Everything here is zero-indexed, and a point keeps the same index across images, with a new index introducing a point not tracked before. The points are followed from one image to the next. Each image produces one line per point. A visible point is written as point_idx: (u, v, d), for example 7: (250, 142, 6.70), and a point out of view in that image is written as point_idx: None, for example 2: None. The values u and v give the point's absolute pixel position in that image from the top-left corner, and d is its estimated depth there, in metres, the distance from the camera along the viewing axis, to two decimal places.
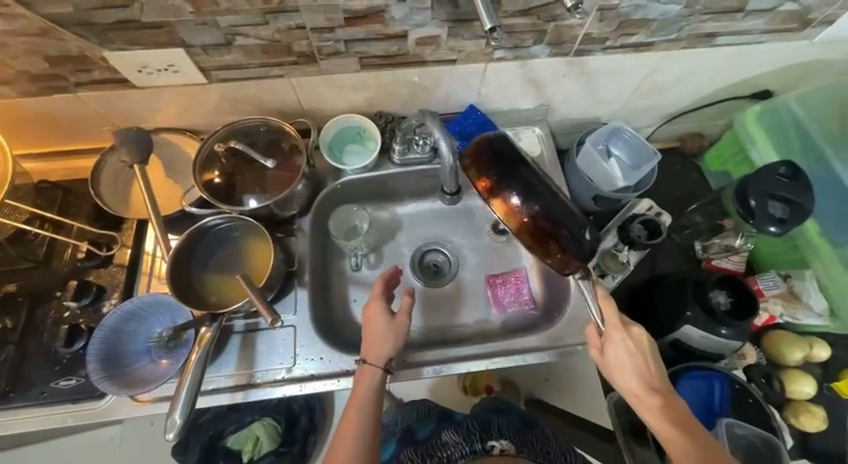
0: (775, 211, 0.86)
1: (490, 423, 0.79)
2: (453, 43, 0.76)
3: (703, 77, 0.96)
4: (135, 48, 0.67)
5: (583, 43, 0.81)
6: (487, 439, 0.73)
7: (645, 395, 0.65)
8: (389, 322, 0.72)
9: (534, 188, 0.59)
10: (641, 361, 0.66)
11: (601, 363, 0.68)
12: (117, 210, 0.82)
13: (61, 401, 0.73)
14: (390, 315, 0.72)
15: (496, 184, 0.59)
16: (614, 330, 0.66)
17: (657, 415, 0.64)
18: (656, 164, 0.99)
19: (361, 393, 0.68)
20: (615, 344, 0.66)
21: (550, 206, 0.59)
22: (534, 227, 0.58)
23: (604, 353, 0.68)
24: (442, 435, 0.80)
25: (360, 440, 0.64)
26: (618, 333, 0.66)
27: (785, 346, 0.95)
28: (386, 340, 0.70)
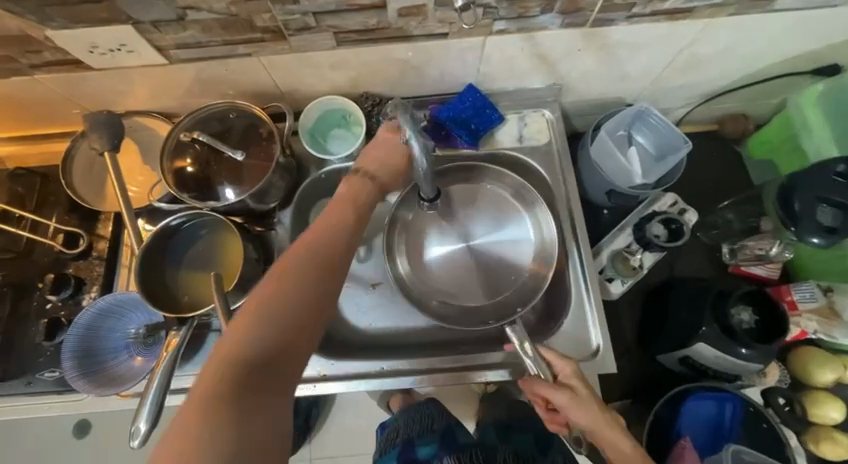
0: (825, 218, 0.73)
1: (496, 452, 0.77)
2: (442, 13, 0.64)
3: (754, 49, 0.79)
4: (80, 26, 0.60)
5: (605, 9, 0.66)
6: None
7: (611, 427, 0.63)
8: (374, 186, 0.68)
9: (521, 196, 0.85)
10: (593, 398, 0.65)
11: (564, 404, 0.64)
12: (90, 201, 0.79)
13: (48, 392, 0.74)
14: (372, 185, 0.67)
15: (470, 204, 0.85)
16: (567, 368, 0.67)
17: (625, 441, 0.62)
18: (686, 154, 0.85)
19: (313, 249, 0.54)
20: (567, 372, 0.67)
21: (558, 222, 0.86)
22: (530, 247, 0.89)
23: (572, 388, 0.66)
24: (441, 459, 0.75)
25: (309, 286, 0.51)
26: (570, 369, 0.67)
27: (813, 366, 0.85)
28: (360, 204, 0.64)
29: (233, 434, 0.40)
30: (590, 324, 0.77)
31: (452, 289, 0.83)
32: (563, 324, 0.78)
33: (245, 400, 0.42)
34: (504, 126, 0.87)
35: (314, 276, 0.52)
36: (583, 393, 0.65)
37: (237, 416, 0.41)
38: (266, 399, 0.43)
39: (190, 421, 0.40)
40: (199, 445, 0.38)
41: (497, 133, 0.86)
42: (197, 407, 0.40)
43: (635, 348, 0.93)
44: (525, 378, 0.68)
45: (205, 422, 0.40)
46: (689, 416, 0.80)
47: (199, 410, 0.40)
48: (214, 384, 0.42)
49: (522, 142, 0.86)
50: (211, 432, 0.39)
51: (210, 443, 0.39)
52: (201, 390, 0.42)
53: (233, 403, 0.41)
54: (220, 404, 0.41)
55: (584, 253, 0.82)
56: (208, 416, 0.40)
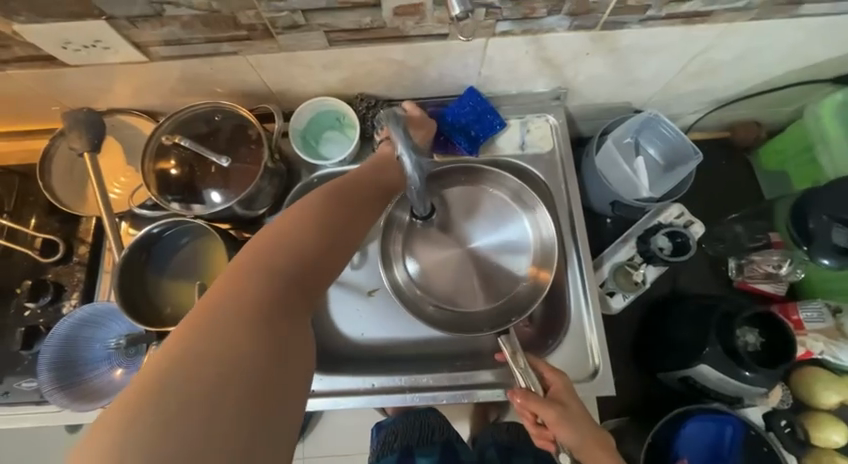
0: (839, 238, 0.69)
1: None
2: (442, 13, 0.59)
3: (773, 55, 0.74)
4: (50, 20, 0.56)
5: (617, 12, 0.61)
6: None
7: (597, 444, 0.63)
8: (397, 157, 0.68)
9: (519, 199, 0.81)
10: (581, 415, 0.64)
11: (553, 421, 0.62)
12: (70, 204, 0.75)
13: (26, 402, 0.71)
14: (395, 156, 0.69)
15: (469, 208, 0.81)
16: (557, 387, 0.65)
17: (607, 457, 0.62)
18: (696, 166, 0.81)
19: (341, 199, 0.57)
20: (558, 386, 0.65)
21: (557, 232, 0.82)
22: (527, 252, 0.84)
23: (564, 404, 0.63)
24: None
25: (336, 225, 0.54)
26: (560, 386, 0.65)
27: (817, 388, 0.82)
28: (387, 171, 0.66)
29: (250, 335, 0.41)
30: (590, 343, 0.75)
31: (448, 295, 0.79)
32: (561, 342, 0.75)
33: (266, 308, 0.43)
34: (506, 132, 0.83)
35: (340, 217, 0.55)
36: (574, 409, 0.63)
37: (256, 321, 0.42)
38: (286, 313, 0.44)
39: (209, 314, 0.40)
40: (218, 337, 0.39)
41: (498, 140, 0.82)
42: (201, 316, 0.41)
43: (634, 362, 0.92)
44: (516, 390, 0.64)
45: (200, 341, 0.39)
46: (686, 441, 0.78)
47: (219, 308, 0.41)
48: (238, 289, 0.43)
49: (524, 149, 0.82)
50: (222, 333, 0.40)
51: (229, 337, 0.40)
52: (223, 289, 0.43)
53: (246, 315, 0.42)
54: (241, 308, 0.42)
55: (584, 262, 0.78)
56: (229, 314, 0.41)
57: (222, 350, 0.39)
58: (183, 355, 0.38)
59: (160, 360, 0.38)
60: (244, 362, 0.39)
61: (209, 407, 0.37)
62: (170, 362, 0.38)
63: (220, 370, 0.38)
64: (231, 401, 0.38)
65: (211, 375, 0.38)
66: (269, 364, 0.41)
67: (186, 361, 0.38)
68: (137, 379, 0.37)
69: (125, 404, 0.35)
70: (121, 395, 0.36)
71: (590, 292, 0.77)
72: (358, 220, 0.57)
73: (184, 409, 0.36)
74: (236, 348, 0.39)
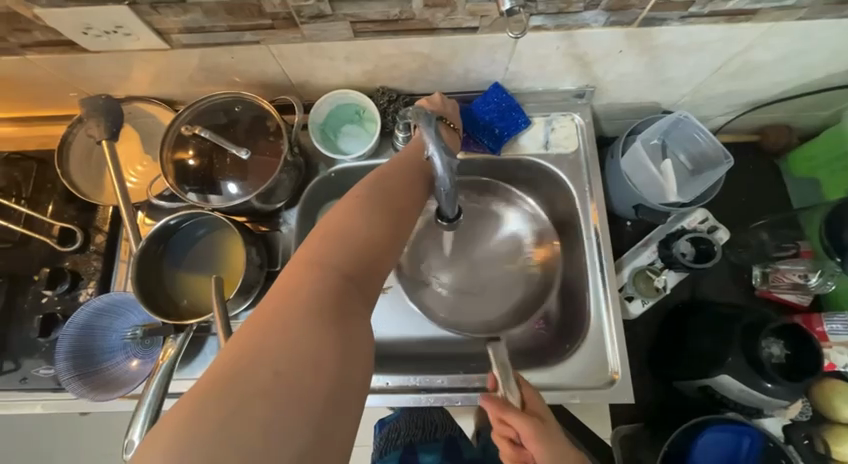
0: None
1: None
2: (474, 6, 0.57)
3: (817, 57, 0.71)
4: (71, 4, 0.55)
5: (657, 8, 0.59)
6: None
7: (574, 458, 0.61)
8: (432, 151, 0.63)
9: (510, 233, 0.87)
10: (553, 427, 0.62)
11: (527, 432, 0.58)
12: (87, 193, 0.75)
13: (44, 388, 0.72)
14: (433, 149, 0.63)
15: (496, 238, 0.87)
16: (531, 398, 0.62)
17: None
18: (726, 171, 0.78)
19: (395, 196, 0.54)
20: (536, 403, 0.62)
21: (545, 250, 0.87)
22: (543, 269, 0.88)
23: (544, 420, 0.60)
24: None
25: (391, 222, 0.52)
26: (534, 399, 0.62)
27: (839, 401, 0.80)
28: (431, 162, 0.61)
29: (316, 336, 0.40)
30: (609, 349, 0.73)
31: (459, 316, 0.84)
32: (579, 348, 0.74)
33: (329, 309, 0.42)
34: (530, 130, 0.81)
35: (394, 213, 0.53)
36: (551, 427, 0.60)
37: (320, 323, 0.41)
38: (347, 313, 0.44)
39: (272, 314, 0.40)
40: (284, 339, 0.39)
41: (521, 138, 0.80)
42: (263, 319, 0.40)
43: (650, 368, 0.91)
44: (491, 396, 0.60)
45: (264, 345, 0.38)
46: (703, 451, 0.76)
47: (281, 311, 0.41)
48: (300, 290, 0.42)
49: (548, 149, 0.80)
50: (284, 335, 0.39)
51: (294, 340, 0.39)
52: (285, 290, 0.42)
53: (305, 317, 0.41)
54: (307, 309, 0.41)
55: (606, 265, 0.76)
56: (291, 314, 0.40)
57: (290, 350, 0.39)
58: (253, 354, 0.38)
59: (228, 360, 0.38)
60: (312, 363, 0.39)
61: (277, 409, 0.36)
62: (241, 360, 0.38)
63: (288, 370, 0.38)
64: (302, 398, 0.37)
65: (280, 375, 0.37)
66: (336, 363, 0.40)
67: (257, 361, 0.38)
68: (207, 374, 0.37)
69: (195, 403, 0.35)
70: (193, 391, 0.36)
71: (611, 296, 0.75)
72: (406, 212, 0.55)
73: (256, 407, 0.36)
74: (303, 350, 0.39)
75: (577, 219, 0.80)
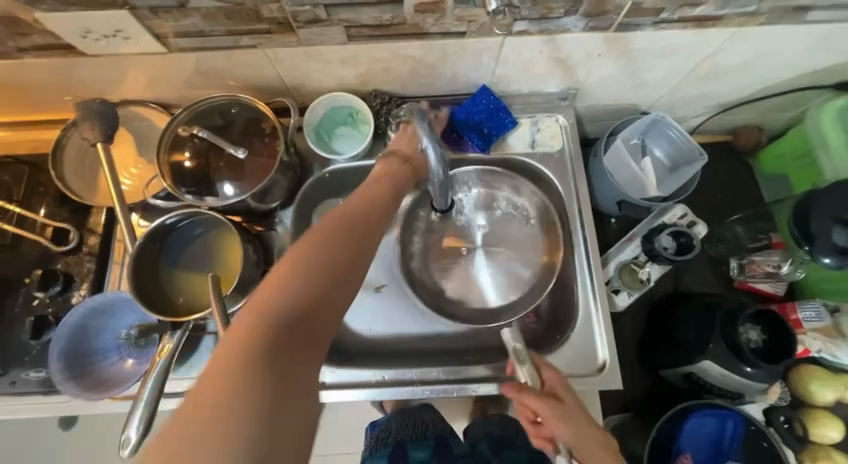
0: (841, 239, 0.71)
1: None
2: (462, 12, 0.60)
3: (779, 61, 0.76)
4: (72, 9, 0.56)
5: (632, 14, 0.63)
6: None
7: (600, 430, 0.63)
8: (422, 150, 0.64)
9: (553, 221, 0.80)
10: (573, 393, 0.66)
11: (556, 413, 0.60)
12: (81, 194, 0.75)
13: (33, 391, 0.71)
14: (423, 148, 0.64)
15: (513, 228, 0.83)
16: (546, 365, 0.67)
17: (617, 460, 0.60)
18: (701, 167, 0.83)
19: (376, 192, 0.55)
20: (556, 380, 0.65)
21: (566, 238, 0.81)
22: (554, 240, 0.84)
23: (559, 397, 0.63)
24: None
25: (373, 214, 0.52)
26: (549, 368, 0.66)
27: (814, 384, 0.85)
28: (415, 159, 0.62)
29: (271, 388, 0.37)
30: (597, 338, 0.76)
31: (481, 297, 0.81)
32: (569, 337, 0.77)
33: (284, 355, 0.39)
34: (515, 131, 0.84)
35: (355, 238, 0.48)
36: (572, 405, 0.62)
37: (273, 373, 0.38)
38: (305, 357, 0.40)
39: (222, 366, 0.36)
40: (235, 391, 0.35)
41: (509, 137, 0.84)
42: (211, 370, 0.36)
43: (638, 359, 0.94)
44: (509, 385, 0.63)
45: (213, 402, 0.35)
46: (689, 434, 0.80)
47: (232, 360, 0.37)
48: (274, 288, 0.41)
49: (534, 148, 0.84)
50: (235, 390, 0.36)
51: (247, 394, 0.36)
52: (235, 335, 0.38)
53: (260, 366, 0.37)
54: (260, 357, 0.37)
55: (592, 258, 0.79)
56: (243, 362, 0.37)
57: (244, 404, 0.35)
58: (203, 413, 0.35)
59: (179, 419, 0.35)
60: (265, 419, 0.36)
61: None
62: (189, 419, 0.35)
63: (241, 428, 0.35)
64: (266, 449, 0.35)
65: (237, 419, 0.35)
66: (293, 413, 0.38)
67: (206, 423, 0.34)
68: (157, 435, 0.34)
69: None
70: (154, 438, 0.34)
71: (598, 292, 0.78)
72: (373, 236, 0.50)
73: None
74: (255, 406, 0.36)
75: (566, 214, 0.83)
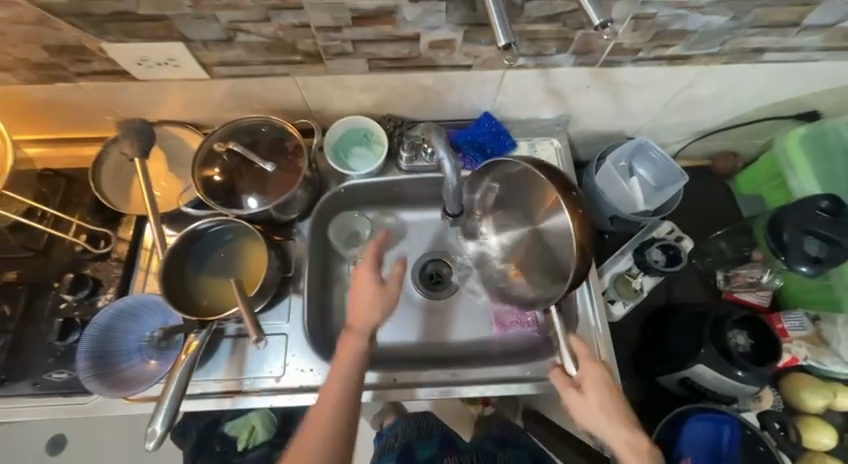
0: (811, 249, 0.78)
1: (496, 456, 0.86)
2: (469, 48, 0.70)
3: (744, 94, 0.87)
4: (134, 40, 0.64)
5: (614, 53, 0.74)
6: None
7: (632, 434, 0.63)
8: (378, 289, 0.71)
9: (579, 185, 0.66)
10: (617, 391, 0.66)
11: (580, 404, 0.65)
12: (116, 204, 0.81)
13: (52, 393, 0.74)
14: (380, 282, 0.72)
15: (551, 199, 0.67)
16: (587, 358, 0.67)
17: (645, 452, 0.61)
18: (683, 186, 0.91)
19: (347, 359, 0.68)
20: (592, 377, 0.66)
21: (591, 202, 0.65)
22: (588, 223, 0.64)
23: (582, 392, 0.66)
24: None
25: (351, 373, 0.67)
26: (592, 363, 0.67)
27: (805, 392, 0.88)
28: (373, 309, 0.70)
29: (334, 444, 0.63)
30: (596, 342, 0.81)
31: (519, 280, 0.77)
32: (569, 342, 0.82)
33: (338, 428, 0.64)
34: (515, 152, 0.92)
35: (364, 345, 0.69)
36: (597, 396, 0.65)
37: (333, 438, 0.63)
38: (346, 428, 0.65)
39: (310, 434, 0.64)
40: (317, 443, 0.63)
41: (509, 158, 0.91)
42: (310, 429, 0.64)
43: (635, 369, 0.97)
44: (553, 368, 0.69)
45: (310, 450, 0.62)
46: (690, 441, 0.81)
47: (316, 426, 0.64)
48: (305, 433, 0.64)
49: None
50: (320, 443, 0.63)
51: (324, 443, 0.63)
52: (319, 412, 0.65)
53: (328, 433, 0.64)
54: (326, 427, 0.64)
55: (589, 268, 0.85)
56: (320, 432, 0.64)
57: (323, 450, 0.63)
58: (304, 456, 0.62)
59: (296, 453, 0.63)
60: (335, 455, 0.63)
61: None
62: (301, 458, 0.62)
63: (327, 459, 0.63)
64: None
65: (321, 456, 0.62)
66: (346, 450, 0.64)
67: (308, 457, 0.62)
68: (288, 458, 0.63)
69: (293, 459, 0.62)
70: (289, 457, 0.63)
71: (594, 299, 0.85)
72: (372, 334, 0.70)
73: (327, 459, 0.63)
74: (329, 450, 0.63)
75: None
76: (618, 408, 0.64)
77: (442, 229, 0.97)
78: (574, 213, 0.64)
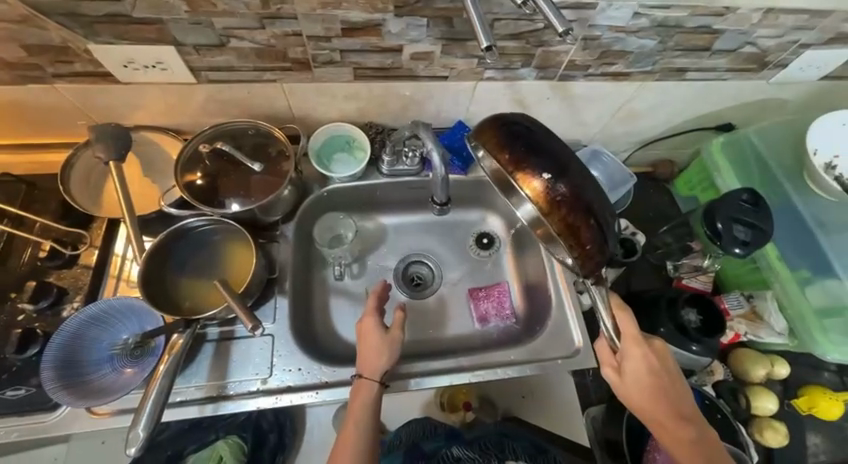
0: (740, 234, 0.92)
1: (505, 444, 0.87)
2: (446, 60, 0.78)
3: (674, 107, 1.03)
4: (123, 42, 0.66)
5: (568, 69, 0.86)
6: (504, 458, 0.83)
7: (669, 420, 0.66)
8: (383, 336, 0.74)
9: (563, 166, 0.55)
10: (660, 376, 0.66)
11: (616, 381, 0.68)
12: (87, 207, 0.78)
13: (7, 413, 0.67)
14: (385, 331, 0.74)
15: (527, 166, 0.55)
16: (630, 340, 0.67)
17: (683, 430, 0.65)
18: (632, 187, 1.05)
19: (359, 406, 0.69)
20: (632, 359, 0.66)
21: (579, 188, 0.55)
22: (565, 204, 0.54)
23: (619, 371, 0.68)
24: (451, 449, 0.87)
25: (367, 412, 0.69)
26: (635, 345, 0.67)
27: (748, 363, 1.00)
28: (381, 355, 0.72)
29: None
30: (570, 323, 0.88)
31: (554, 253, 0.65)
32: (545, 327, 0.88)
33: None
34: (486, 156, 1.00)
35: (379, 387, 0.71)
36: (633, 373, 0.66)
37: None
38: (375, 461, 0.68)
39: None
40: None
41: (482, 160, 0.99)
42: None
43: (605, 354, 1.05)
44: (599, 340, 0.72)
45: None
46: None
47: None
48: None
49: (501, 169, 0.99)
50: None
51: None
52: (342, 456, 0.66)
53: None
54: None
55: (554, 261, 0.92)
56: None
57: None
58: None
59: None
60: None
61: None
62: None
63: None
64: None
65: None
66: None
67: None
68: None
69: None
70: None
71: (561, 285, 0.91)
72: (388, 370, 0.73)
73: None
74: None
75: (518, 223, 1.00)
76: (655, 391, 0.66)
77: (420, 232, 1.02)
78: (545, 199, 0.54)
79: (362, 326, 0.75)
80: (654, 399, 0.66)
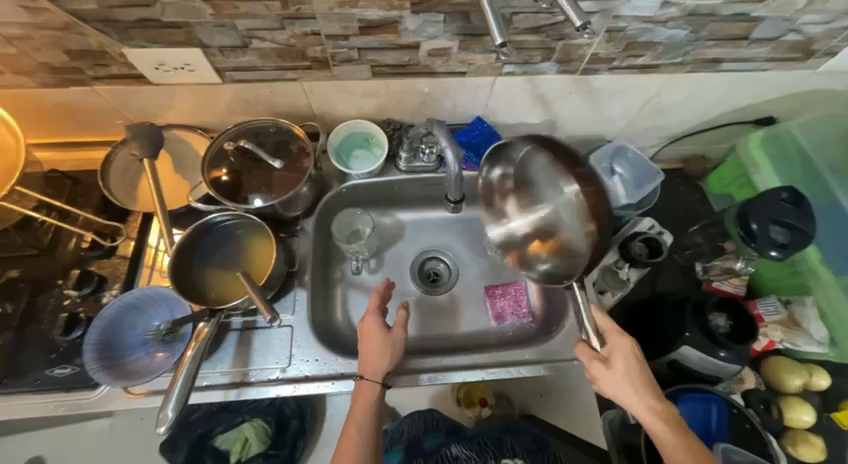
0: (777, 235, 0.86)
1: (503, 441, 0.86)
2: (464, 55, 0.77)
3: (708, 100, 0.97)
4: (155, 45, 0.69)
5: (591, 62, 0.82)
6: (500, 458, 0.81)
7: (658, 409, 0.66)
8: (385, 336, 0.75)
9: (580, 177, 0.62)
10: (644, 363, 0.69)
11: (604, 376, 0.68)
12: (124, 202, 0.83)
13: (55, 389, 0.74)
14: (388, 329, 0.76)
15: None
16: (612, 332, 0.71)
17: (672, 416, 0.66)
18: (660, 183, 0.99)
19: (362, 405, 0.71)
20: (618, 348, 0.69)
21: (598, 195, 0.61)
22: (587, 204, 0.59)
23: (608, 364, 0.69)
24: (450, 447, 0.86)
25: (367, 410, 0.70)
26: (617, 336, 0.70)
27: (783, 372, 0.94)
28: (384, 355, 0.73)
29: None
30: None
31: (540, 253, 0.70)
32: (562, 327, 0.86)
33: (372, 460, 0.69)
34: None
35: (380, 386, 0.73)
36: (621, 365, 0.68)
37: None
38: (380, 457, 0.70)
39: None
40: None
41: None
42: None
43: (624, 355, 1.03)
44: (578, 342, 0.73)
45: None
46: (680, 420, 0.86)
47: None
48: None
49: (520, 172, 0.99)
50: None
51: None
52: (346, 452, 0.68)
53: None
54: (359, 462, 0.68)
55: None
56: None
57: None
58: None
59: None
60: None
61: None
62: None
63: None
64: None
65: None
66: None
67: None
68: None
69: None
70: None
71: None
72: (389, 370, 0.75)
73: None
74: None
75: None
76: (643, 380, 0.67)
77: (438, 228, 1.02)
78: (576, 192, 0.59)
79: (363, 326, 0.77)
80: (642, 388, 0.67)
